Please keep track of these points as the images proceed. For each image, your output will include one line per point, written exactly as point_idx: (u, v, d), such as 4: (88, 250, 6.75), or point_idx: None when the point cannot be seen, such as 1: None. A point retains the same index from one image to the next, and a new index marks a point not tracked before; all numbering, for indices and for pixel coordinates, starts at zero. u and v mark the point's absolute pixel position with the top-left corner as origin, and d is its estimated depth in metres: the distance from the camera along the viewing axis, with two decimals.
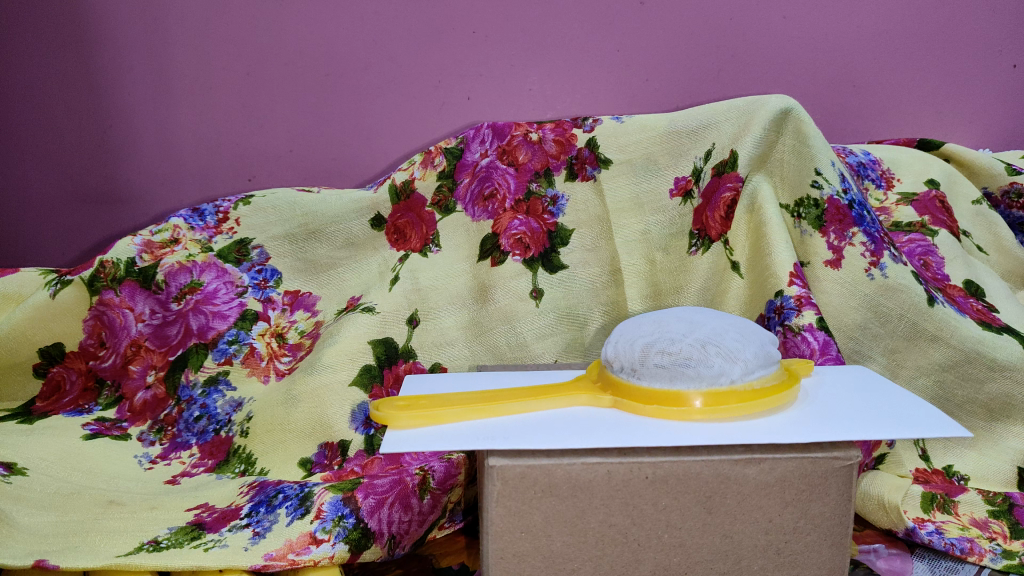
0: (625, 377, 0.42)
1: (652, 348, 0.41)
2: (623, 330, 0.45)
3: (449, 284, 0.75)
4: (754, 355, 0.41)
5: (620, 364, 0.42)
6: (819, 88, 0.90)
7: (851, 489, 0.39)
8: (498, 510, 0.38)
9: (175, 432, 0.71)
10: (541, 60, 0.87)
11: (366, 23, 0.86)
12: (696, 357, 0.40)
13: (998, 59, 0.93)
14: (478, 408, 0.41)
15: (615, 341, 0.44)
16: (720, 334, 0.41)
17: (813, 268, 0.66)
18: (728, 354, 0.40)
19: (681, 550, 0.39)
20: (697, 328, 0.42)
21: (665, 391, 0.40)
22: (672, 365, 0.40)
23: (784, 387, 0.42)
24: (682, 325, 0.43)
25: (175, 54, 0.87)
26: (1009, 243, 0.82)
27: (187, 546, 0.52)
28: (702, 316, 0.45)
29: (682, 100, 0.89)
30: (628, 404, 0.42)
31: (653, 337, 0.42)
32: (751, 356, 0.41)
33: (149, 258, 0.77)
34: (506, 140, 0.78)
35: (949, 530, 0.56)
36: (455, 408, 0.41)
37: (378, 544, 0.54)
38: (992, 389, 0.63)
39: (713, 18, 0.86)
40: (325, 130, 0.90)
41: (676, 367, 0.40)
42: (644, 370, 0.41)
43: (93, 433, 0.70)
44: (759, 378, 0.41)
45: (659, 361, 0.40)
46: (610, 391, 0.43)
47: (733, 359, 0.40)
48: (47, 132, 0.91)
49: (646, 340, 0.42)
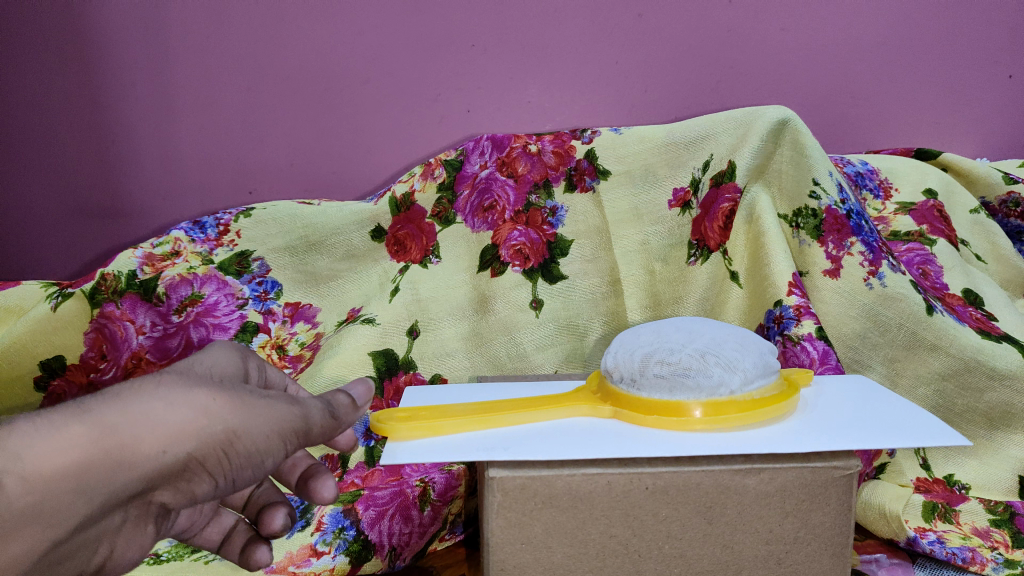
0: (625, 388, 0.43)
1: (651, 359, 0.41)
2: (623, 340, 0.45)
3: (450, 295, 0.76)
4: (753, 364, 0.41)
5: (620, 374, 0.43)
6: (815, 99, 0.91)
7: (851, 499, 0.39)
8: (498, 521, 0.38)
9: None
10: (540, 73, 0.88)
11: (365, 37, 0.86)
12: (697, 367, 0.40)
13: (995, 69, 0.93)
14: (478, 419, 0.42)
15: (614, 352, 0.44)
16: (720, 344, 0.42)
17: (812, 278, 0.67)
18: (728, 364, 0.40)
19: (681, 561, 0.39)
20: (696, 338, 0.43)
21: (665, 401, 0.40)
22: (672, 375, 0.40)
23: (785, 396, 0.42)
24: (682, 336, 0.43)
25: (176, 69, 0.88)
26: (1008, 252, 0.82)
27: (187, 559, 0.52)
28: (701, 326, 0.45)
29: (681, 111, 0.90)
30: (629, 415, 0.42)
31: (653, 348, 0.42)
32: (751, 366, 0.41)
33: (150, 271, 0.76)
34: (506, 152, 0.79)
35: (951, 539, 0.56)
36: (454, 419, 0.41)
37: (378, 556, 0.54)
38: (991, 398, 0.62)
39: (711, 29, 0.87)
40: (326, 143, 0.91)
41: (677, 377, 0.40)
42: (644, 380, 0.41)
43: None
44: (758, 388, 0.41)
45: (659, 371, 0.41)
46: (609, 402, 0.43)
47: (733, 368, 0.40)
48: (48, 146, 0.91)
49: (645, 350, 0.42)
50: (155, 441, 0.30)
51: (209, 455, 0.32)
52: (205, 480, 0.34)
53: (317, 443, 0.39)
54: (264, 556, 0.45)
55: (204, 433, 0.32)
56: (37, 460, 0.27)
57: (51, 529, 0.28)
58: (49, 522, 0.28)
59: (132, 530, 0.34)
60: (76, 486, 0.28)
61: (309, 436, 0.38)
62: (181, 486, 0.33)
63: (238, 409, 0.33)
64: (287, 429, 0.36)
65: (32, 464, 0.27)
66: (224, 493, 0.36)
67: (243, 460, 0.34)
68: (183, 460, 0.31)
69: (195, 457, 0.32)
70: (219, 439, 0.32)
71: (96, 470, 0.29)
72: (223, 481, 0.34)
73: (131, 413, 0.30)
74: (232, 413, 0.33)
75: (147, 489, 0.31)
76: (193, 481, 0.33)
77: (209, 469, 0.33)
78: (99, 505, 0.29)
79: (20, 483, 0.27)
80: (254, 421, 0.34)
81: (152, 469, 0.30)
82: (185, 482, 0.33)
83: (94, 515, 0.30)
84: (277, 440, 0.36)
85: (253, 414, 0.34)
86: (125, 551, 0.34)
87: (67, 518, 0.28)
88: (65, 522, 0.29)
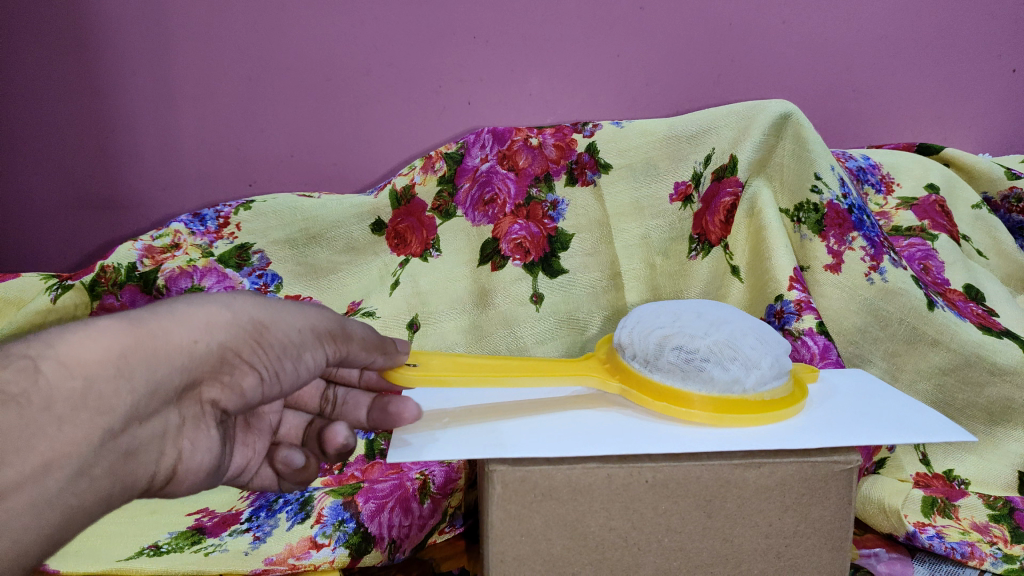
0: (638, 366, 0.44)
1: (669, 343, 0.42)
2: (641, 316, 0.47)
3: (449, 289, 0.76)
4: (770, 365, 0.42)
5: (633, 352, 0.44)
6: (817, 93, 0.91)
7: (851, 493, 0.39)
8: (498, 513, 0.38)
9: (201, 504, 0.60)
10: (541, 65, 0.88)
11: (365, 27, 0.85)
12: (713, 359, 0.41)
13: (998, 63, 0.93)
14: (485, 377, 0.43)
15: (631, 326, 0.46)
16: (741, 338, 0.42)
17: (813, 273, 0.66)
18: (748, 362, 0.41)
19: (681, 555, 0.39)
20: (717, 328, 0.43)
21: (674, 389, 0.42)
22: (688, 365, 0.41)
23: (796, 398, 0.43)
24: (703, 324, 0.44)
25: (174, 58, 0.87)
26: (1010, 247, 0.82)
27: (187, 551, 0.53)
28: (728, 315, 0.46)
29: (682, 104, 0.90)
30: (637, 396, 0.43)
31: (671, 332, 0.43)
32: (768, 367, 0.41)
33: (150, 263, 0.75)
34: (506, 145, 0.79)
35: (949, 534, 0.56)
36: (461, 373, 0.43)
37: (378, 548, 0.54)
38: (992, 393, 0.62)
39: (713, 21, 0.86)
40: (327, 135, 0.91)
41: (690, 367, 0.41)
42: (657, 364, 0.42)
43: None
44: (771, 390, 0.42)
45: (676, 358, 0.42)
46: (619, 376, 0.45)
47: (751, 367, 0.41)
48: (47, 137, 0.91)
49: (663, 332, 0.43)
50: (187, 331, 0.34)
51: (244, 346, 0.37)
52: (249, 373, 0.38)
53: (354, 354, 0.44)
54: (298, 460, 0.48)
55: (233, 325, 0.37)
56: (68, 351, 0.30)
57: (105, 416, 0.30)
58: (102, 410, 0.30)
59: (193, 431, 0.38)
60: (121, 371, 0.31)
61: (343, 341, 0.43)
62: (228, 380, 0.38)
63: (259, 306, 0.39)
64: (311, 328, 0.41)
65: (62, 353, 0.30)
66: (269, 390, 0.41)
67: (277, 351, 0.39)
68: (219, 350, 0.36)
69: (229, 348, 0.36)
70: (249, 330, 0.37)
71: (134, 355, 0.32)
72: (266, 375, 0.39)
73: (158, 313, 0.34)
74: (256, 309, 0.38)
75: (196, 381, 0.36)
76: (236, 375, 0.38)
77: (248, 359, 0.38)
78: (151, 392, 0.32)
79: (62, 373, 0.29)
80: (282, 318, 0.40)
81: (192, 357, 0.34)
82: (229, 377, 0.38)
83: (146, 408, 0.33)
84: (305, 337, 0.41)
85: (277, 313, 0.39)
86: (192, 458, 0.38)
87: (119, 406, 0.31)
88: (117, 409, 0.31)
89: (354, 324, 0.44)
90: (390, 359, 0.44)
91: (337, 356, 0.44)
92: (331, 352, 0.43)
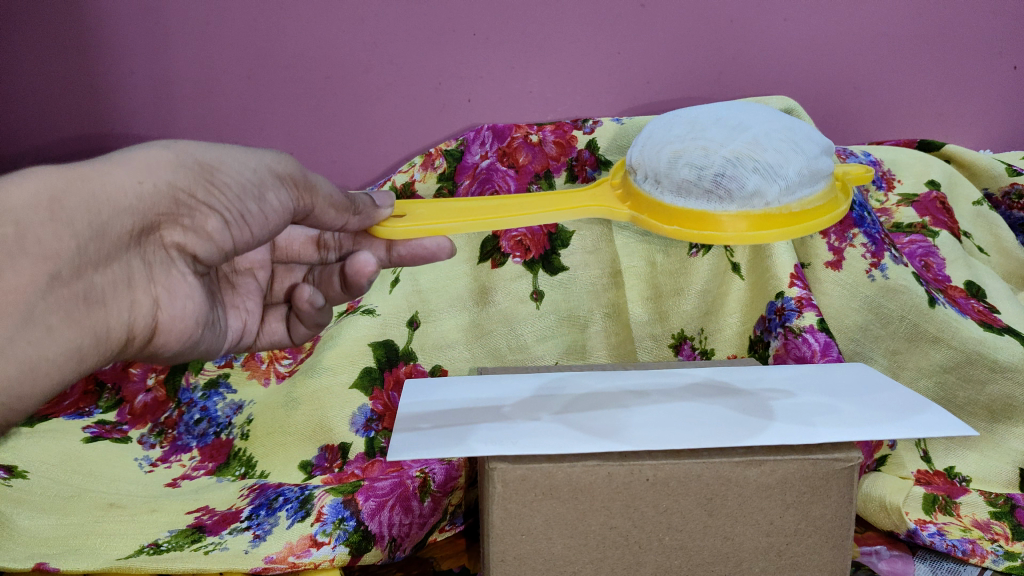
0: (648, 187, 0.45)
1: (680, 161, 0.44)
2: (654, 132, 0.48)
3: (449, 285, 0.75)
4: (796, 173, 0.43)
5: (644, 173, 0.46)
6: (816, 90, 0.91)
7: (852, 492, 0.39)
8: (499, 512, 0.38)
9: (202, 504, 0.60)
10: (540, 63, 0.87)
11: (363, 25, 0.85)
12: (730, 171, 0.42)
13: (1000, 60, 0.92)
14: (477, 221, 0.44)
15: (642, 147, 0.47)
16: (760, 149, 0.43)
17: (813, 270, 0.66)
18: (766, 175, 0.42)
19: (681, 553, 0.39)
20: (734, 138, 0.44)
21: (686, 210, 0.43)
22: (705, 181, 0.43)
23: (827, 211, 0.44)
24: (721, 133, 0.45)
25: (171, 56, 0.86)
26: (1011, 244, 0.82)
27: (188, 550, 0.53)
28: (750, 119, 0.46)
29: (681, 101, 0.90)
30: (648, 220, 0.45)
31: (683, 148, 0.44)
32: (793, 176, 0.43)
33: None
34: (506, 142, 0.78)
35: (950, 531, 0.57)
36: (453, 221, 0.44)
37: (378, 547, 0.54)
38: (992, 391, 0.62)
39: (715, 17, 0.85)
40: (328, 133, 0.91)
41: (705, 184, 0.43)
42: (669, 182, 0.44)
43: (150, 463, 0.67)
44: (798, 201, 0.43)
45: (688, 174, 0.43)
46: (629, 204, 0.46)
47: (772, 179, 0.42)
48: (47, 136, 0.91)
49: (673, 148, 0.44)
50: (126, 175, 0.37)
51: (195, 187, 0.39)
52: (210, 215, 0.41)
53: (320, 203, 0.45)
54: (320, 300, 0.54)
55: (179, 166, 0.39)
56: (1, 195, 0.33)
57: (48, 262, 0.34)
58: (44, 254, 0.34)
59: (166, 276, 0.41)
60: (56, 215, 0.34)
61: (309, 193, 0.45)
62: (189, 223, 0.40)
63: (204, 149, 0.40)
64: (267, 167, 0.43)
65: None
66: (239, 236, 0.43)
67: (233, 193, 0.41)
68: (169, 191, 0.38)
69: (178, 189, 0.39)
70: (197, 173, 0.39)
71: (66, 198, 0.34)
72: (230, 217, 0.41)
73: (93, 160, 0.36)
74: (199, 151, 0.40)
75: (151, 225, 0.39)
76: (197, 218, 0.40)
77: (204, 201, 0.40)
78: (97, 235, 0.35)
79: None
80: (232, 160, 0.41)
81: (137, 201, 0.37)
82: (190, 221, 0.40)
83: (95, 253, 0.36)
84: (263, 176, 0.42)
85: (226, 157, 0.41)
86: (171, 303, 0.42)
87: (63, 250, 0.34)
88: (59, 254, 0.34)
89: (322, 181, 0.46)
90: (367, 217, 0.46)
91: (304, 209, 0.45)
92: (297, 201, 0.45)
